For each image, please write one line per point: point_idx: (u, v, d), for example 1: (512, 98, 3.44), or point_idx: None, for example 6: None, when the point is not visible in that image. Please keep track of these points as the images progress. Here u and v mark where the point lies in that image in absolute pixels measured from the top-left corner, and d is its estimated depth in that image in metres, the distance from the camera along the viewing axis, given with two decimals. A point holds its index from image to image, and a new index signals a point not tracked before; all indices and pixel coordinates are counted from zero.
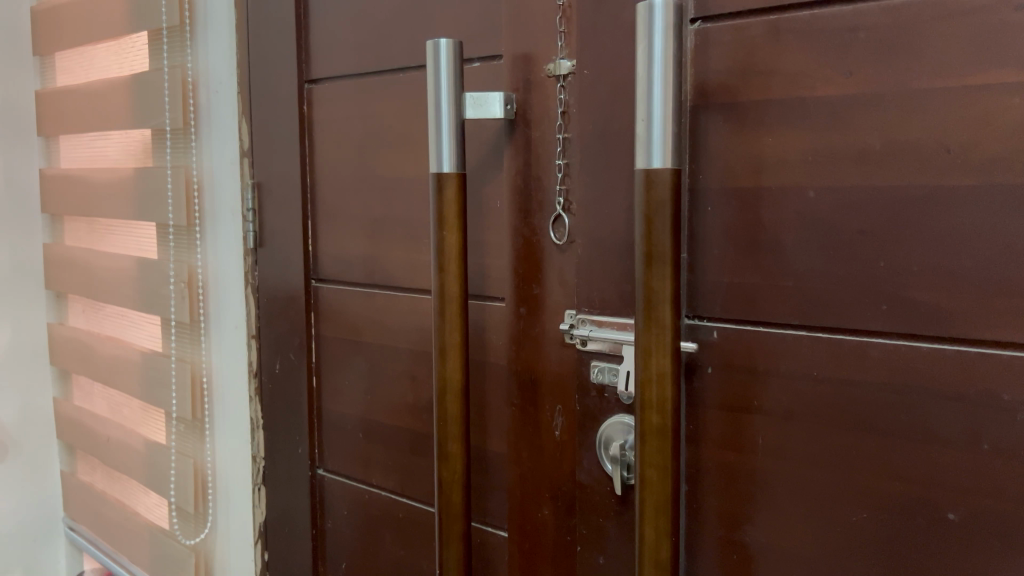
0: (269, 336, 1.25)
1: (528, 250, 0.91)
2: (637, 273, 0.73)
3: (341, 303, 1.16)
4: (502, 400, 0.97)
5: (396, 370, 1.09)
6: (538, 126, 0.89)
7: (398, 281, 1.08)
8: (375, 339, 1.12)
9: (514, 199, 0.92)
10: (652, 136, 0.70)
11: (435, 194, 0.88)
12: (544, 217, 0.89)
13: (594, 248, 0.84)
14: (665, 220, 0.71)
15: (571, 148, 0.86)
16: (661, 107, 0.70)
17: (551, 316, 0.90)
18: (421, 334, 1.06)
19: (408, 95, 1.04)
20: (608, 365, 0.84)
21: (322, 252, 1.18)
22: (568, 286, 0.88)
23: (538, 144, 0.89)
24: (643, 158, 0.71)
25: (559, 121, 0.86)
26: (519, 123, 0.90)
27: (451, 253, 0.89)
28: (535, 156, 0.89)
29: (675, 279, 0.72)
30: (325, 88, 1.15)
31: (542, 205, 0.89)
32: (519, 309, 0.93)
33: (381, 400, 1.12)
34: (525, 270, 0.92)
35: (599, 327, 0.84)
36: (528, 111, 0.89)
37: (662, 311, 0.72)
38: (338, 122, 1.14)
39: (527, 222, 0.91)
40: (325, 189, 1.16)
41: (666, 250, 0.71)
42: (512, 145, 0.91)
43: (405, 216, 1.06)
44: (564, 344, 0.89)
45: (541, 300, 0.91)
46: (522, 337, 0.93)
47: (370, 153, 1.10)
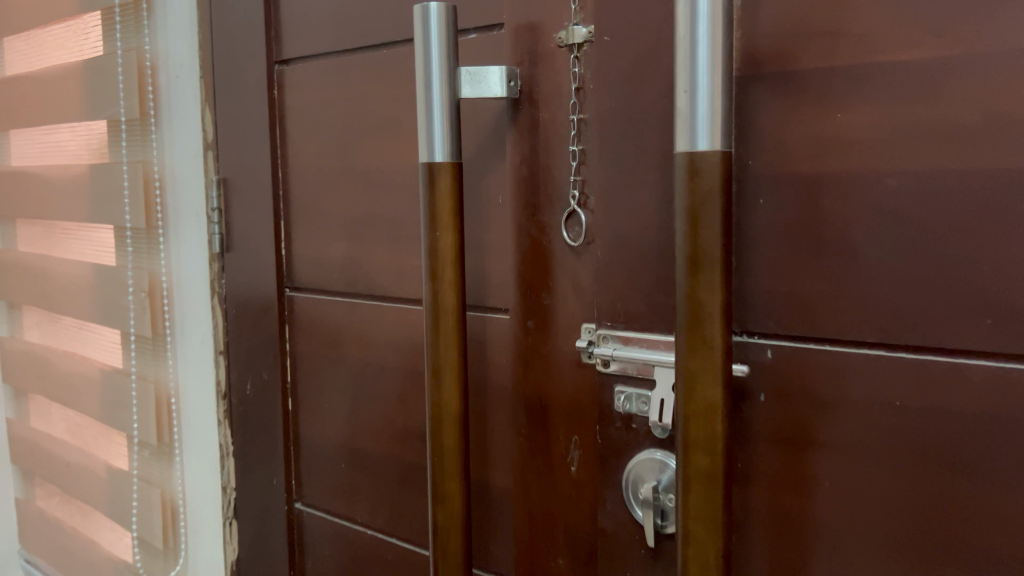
0: (239, 352, 1.11)
1: (536, 254, 0.77)
2: (679, 283, 0.59)
3: (320, 316, 1.01)
4: (506, 427, 0.82)
5: (383, 391, 0.95)
6: (547, 106, 0.75)
7: (385, 290, 0.94)
8: (359, 355, 0.97)
9: (518, 194, 0.78)
10: (697, 112, 0.57)
11: (426, 190, 0.74)
12: (555, 215, 0.75)
13: (617, 249, 0.71)
14: (714, 217, 0.57)
15: (587, 131, 0.72)
16: (708, 75, 0.56)
17: (564, 331, 0.76)
18: (412, 351, 0.92)
19: (394, 75, 0.90)
20: (637, 392, 0.70)
21: (297, 256, 1.03)
22: (585, 296, 0.74)
23: (547, 129, 0.75)
24: (686, 140, 0.58)
25: (573, 99, 0.72)
26: (524, 104, 0.76)
27: (447, 256, 0.74)
28: (543, 142, 0.75)
29: (728, 290, 0.58)
30: (298, 69, 1.00)
31: (552, 200, 0.75)
32: (526, 323, 0.79)
33: (366, 426, 0.97)
34: (532, 277, 0.77)
35: (625, 345, 0.70)
36: (535, 89, 0.75)
37: (710, 329, 0.58)
38: (313, 108, 0.99)
39: (535, 219, 0.77)
40: (299, 185, 1.02)
41: (716, 254, 0.57)
42: (514, 131, 0.77)
43: (392, 214, 0.92)
44: (580, 365, 0.75)
45: (553, 311, 0.77)
46: (529, 355, 0.79)
47: (351, 143, 0.95)
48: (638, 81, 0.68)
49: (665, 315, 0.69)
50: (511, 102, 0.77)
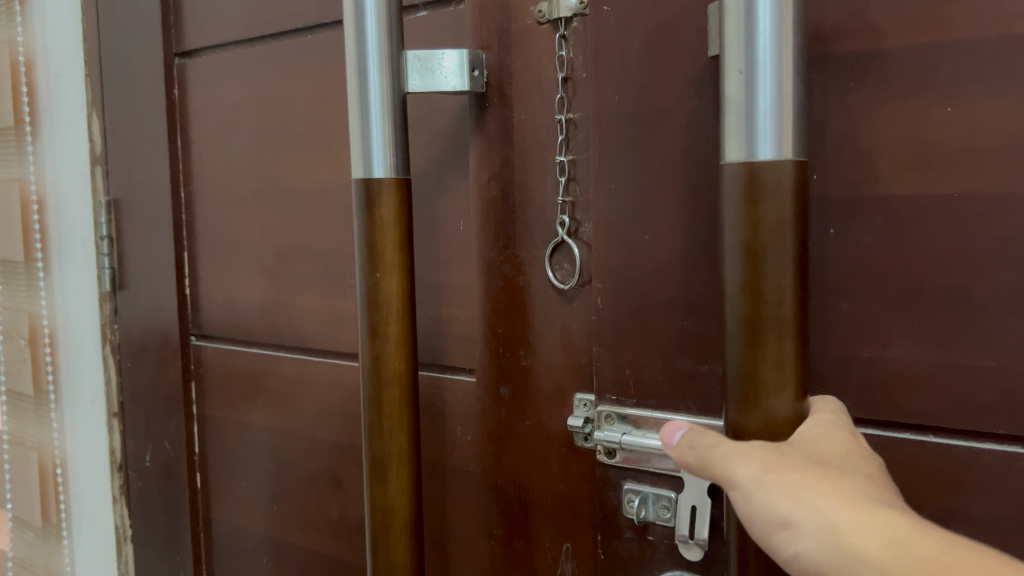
0: (138, 415, 0.89)
1: (511, 301, 0.58)
2: (729, 352, 0.41)
3: (233, 372, 0.81)
4: (470, 526, 0.62)
5: (313, 468, 0.75)
6: (524, 105, 0.56)
7: (314, 342, 0.74)
8: (282, 423, 0.77)
9: (485, 222, 0.58)
10: (758, 101, 0.39)
11: (362, 217, 0.54)
12: (535, 249, 0.56)
13: (625, 299, 0.52)
14: (782, 257, 0.39)
15: (580, 136, 0.54)
16: (772, 50, 0.38)
17: (551, 403, 0.57)
18: (349, 419, 0.72)
19: (324, 68, 0.70)
20: (655, 493, 0.52)
21: (204, 298, 0.82)
22: (579, 357, 0.55)
23: (524, 134, 0.56)
24: (739, 146, 0.39)
25: (559, 94, 0.54)
26: (491, 101, 0.57)
27: (393, 305, 0.55)
28: (520, 152, 0.56)
29: (803, 362, 0.40)
30: (204, 63, 0.80)
31: (533, 229, 0.56)
32: (498, 392, 0.59)
33: (293, 511, 0.77)
34: (507, 330, 0.58)
35: (639, 430, 0.52)
36: (508, 81, 0.56)
37: (775, 419, 0.40)
38: (222, 112, 0.79)
39: (509, 254, 0.58)
40: (206, 208, 0.81)
41: (785, 310, 0.39)
42: (477, 141, 0.58)
43: (321, 246, 0.72)
44: (572, 451, 0.56)
45: (534, 376, 0.57)
46: (502, 433, 0.59)
47: (269, 155, 0.75)
48: (655, 69, 0.50)
49: (694, 388, 0.51)
50: (473, 100, 0.58)
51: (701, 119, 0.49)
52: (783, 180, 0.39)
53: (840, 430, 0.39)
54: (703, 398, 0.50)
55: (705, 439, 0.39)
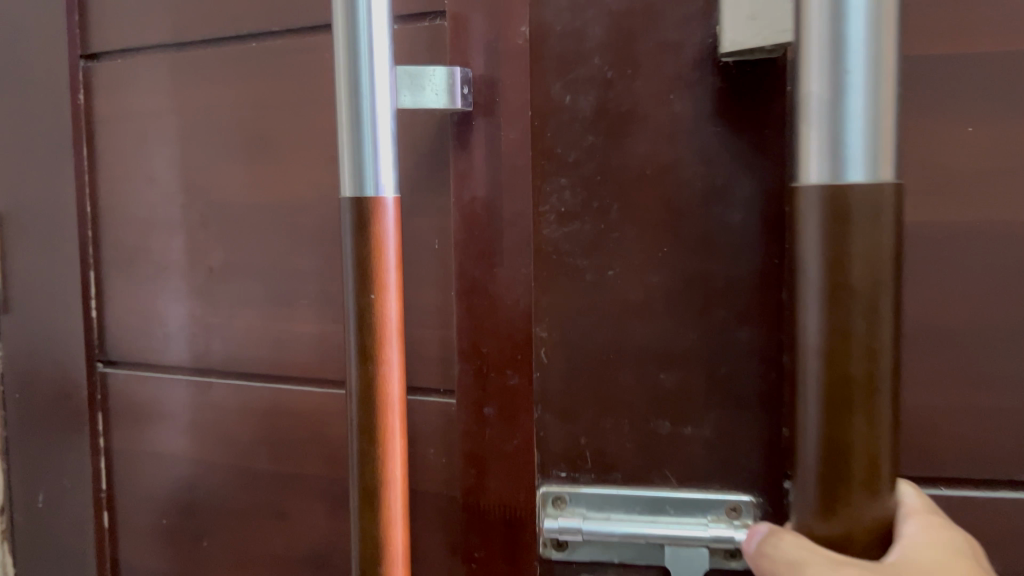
0: (22, 453, 0.80)
1: (495, 319, 0.57)
2: (811, 407, 0.41)
3: (150, 399, 0.75)
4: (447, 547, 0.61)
5: (247, 502, 0.71)
6: (513, 123, 0.56)
7: (252, 366, 0.70)
8: (211, 454, 0.72)
9: (468, 240, 0.58)
10: (851, 118, 0.38)
11: (354, 234, 0.52)
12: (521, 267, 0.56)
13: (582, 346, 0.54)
14: (879, 317, 0.39)
15: None
16: (867, 64, 0.37)
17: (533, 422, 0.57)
18: (295, 447, 0.68)
19: (266, 77, 0.66)
20: None
21: (114, 321, 0.76)
22: None
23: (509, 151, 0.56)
24: (826, 170, 0.39)
25: None
26: (476, 116, 0.57)
27: (389, 329, 0.53)
28: (505, 170, 0.56)
29: (896, 420, 0.40)
30: (116, 66, 0.74)
31: (521, 247, 0.56)
32: (477, 413, 0.59)
33: (222, 549, 0.72)
34: (492, 348, 0.58)
35: (598, 516, 0.54)
36: (495, 97, 0.56)
37: (869, 504, 0.41)
38: (137, 119, 0.73)
39: (494, 272, 0.57)
40: (118, 223, 0.75)
41: (881, 368, 0.40)
42: (462, 158, 0.57)
43: (262, 264, 0.68)
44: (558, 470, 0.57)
45: (520, 395, 0.57)
46: (486, 452, 0.59)
47: (195, 166, 0.70)
48: (640, 105, 0.51)
49: (658, 451, 0.53)
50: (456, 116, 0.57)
51: (694, 159, 0.50)
52: (882, 218, 0.39)
53: (940, 543, 0.40)
54: (684, 463, 0.53)
55: (790, 549, 0.41)
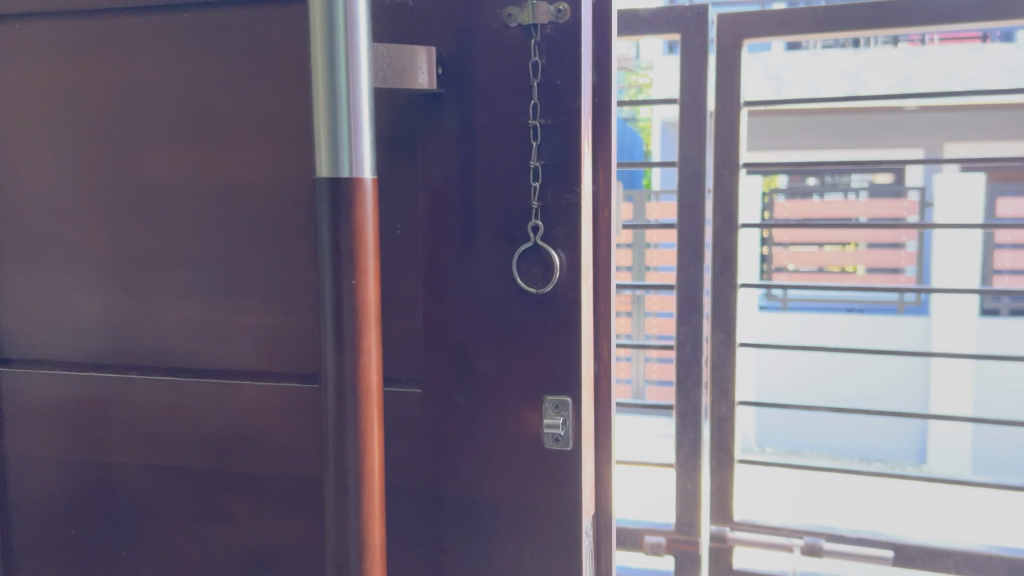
0: None
1: (468, 306, 0.57)
2: None
3: (54, 399, 0.68)
4: (408, 539, 0.60)
5: (178, 504, 0.66)
6: (487, 105, 0.55)
7: (182, 360, 0.65)
8: (133, 457, 0.67)
9: (438, 223, 0.57)
10: None
11: (330, 215, 0.50)
12: (497, 251, 0.56)
13: (561, 328, 0.55)
14: None
15: (552, 143, 0.54)
16: None
17: (512, 408, 0.57)
18: (233, 446, 0.64)
19: (200, 49, 0.62)
20: None
21: (13, 313, 0.69)
22: (547, 361, 0.56)
23: (483, 134, 0.55)
24: None
25: (534, 98, 0.54)
26: (447, 97, 0.55)
27: (369, 312, 0.51)
28: (480, 153, 0.55)
29: None
30: (14, 29, 0.66)
31: (496, 234, 0.56)
32: (450, 401, 0.58)
33: (148, 555, 0.68)
34: (462, 337, 0.57)
35: None
36: (468, 79, 0.55)
37: None
38: (40, 91, 0.66)
39: (465, 260, 0.56)
40: (16, 205, 0.68)
41: None
42: (430, 138, 0.56)
43: (196, 250, 0.64)
44: (536, 458, 0.56)
45: (494, 382, 0.57)
46: (454, 440, 0.58)
47: (113, 145, 0.65)
48: None
49: None
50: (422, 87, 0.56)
51: None
52: None
53: None
54: None
55: None
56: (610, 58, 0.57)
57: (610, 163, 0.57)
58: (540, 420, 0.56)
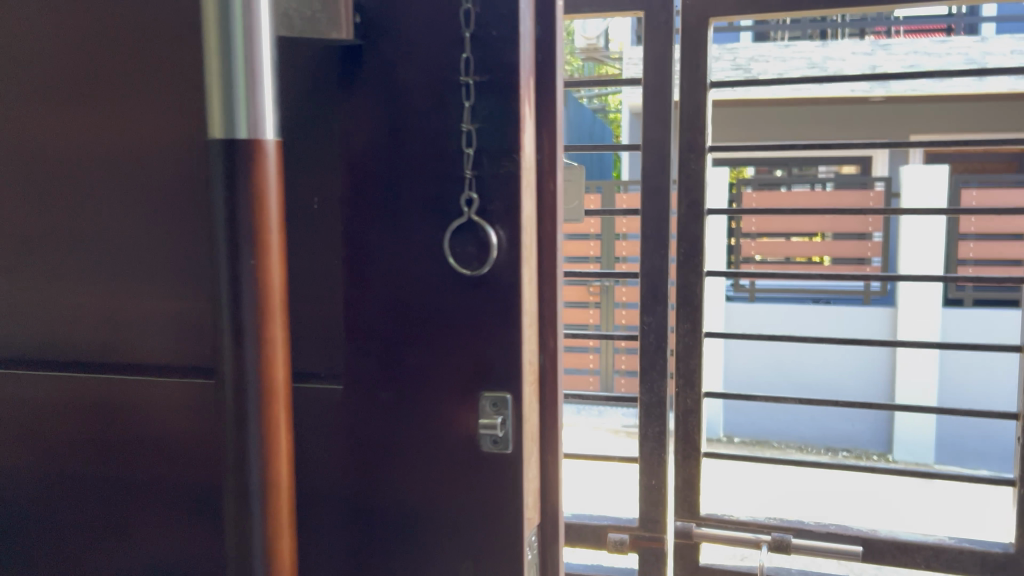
0: None
1: (396, 288, 0.50)
2: None
3: None
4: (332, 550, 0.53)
5: (81, 512, 0.61)
6: (414, 57, 0.48)
7: (89, 355, 0.60)
8: (34, 459, 0.62)
9: (364, 189, 0.50)
10: None
11: (225, 183, 0.43)
12: (432, 219, 0.49)
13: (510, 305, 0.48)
14: None
15: (490, 102, 0.47)
16: None
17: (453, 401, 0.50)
18: (143, 448, 0.59)
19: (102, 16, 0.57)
20: None
21: None
22: (486, 351, 0.49)
23: (418, 90, 0.48)
24: None
25: (467, 50, 0.47)
26: (378, 48, 0.48)
27: (275, 294, 0.45)
28: (411, 112, 0.48)
29: None
30: None
31: (429, 207, 0.49)
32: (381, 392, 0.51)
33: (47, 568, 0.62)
34: (389, 324, 0.50)
35: None
36: (393, 27, 0.48)
37: None
38: None
39: (394, 236, 0.49)
40: None
41: None
42: (351, 97, 0.49)
43: (101, 235, 0.58)
44: (471, 463, 0.50)
45: (426, 375, 0.50)
46: (384, 439, 0.51)
47: (14, 131, 0.60)
48: None
49: None
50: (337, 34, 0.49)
51: None
52: None
53: None
54: None
55: None
56: (555, 7, 0.50)
57: (556, 126, 0.51)
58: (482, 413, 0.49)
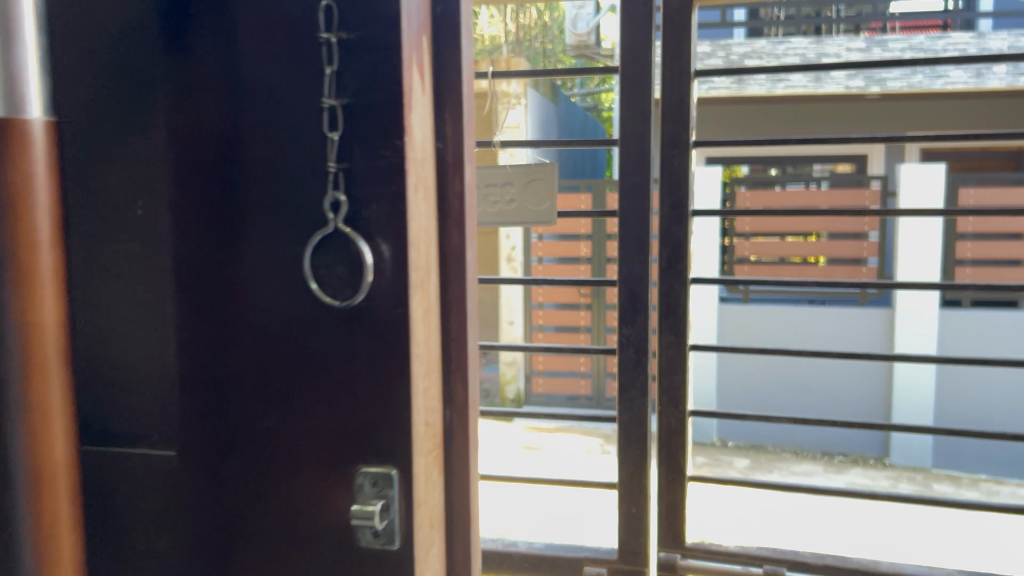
0: None
1: (248, 296, 0.53)
2: None
3: None
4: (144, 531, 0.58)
5: None
6: (253, 71, 0.52)
7: None
8: None
9: (196, 228, 0.54)
10: None
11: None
12: (266, 274, 0.53)
13: (359, 373, 0.52)
14: None
15: (357, 124, 0.50)
16: None
17: (303, 450, 0.53)
18: None
19: None
20: None
21: None
22: (357, 365, 0.52)
23: (245, 138, 0.52)
24: None
25: (329, 77, 0.50)
26: (204, 74, 0.53)
27: (37, 279, 0.49)
28: (242, 155, 0.52)
29: None
30: None
31: (300, 223, 0.52)
32: (216, 432, 0.55)
33: None
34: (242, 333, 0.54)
35: None
36: (246, 34, 0.52)
37: None
38: None
39: (281, 251, 0.52)
40: None
41: None
42: (190, 97, 0.53)
43: None
44: (333, 477, 0.53)
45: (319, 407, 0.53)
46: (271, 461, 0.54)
47: None
48: None
49: None
50: (162, 31, 0.53)
51: None
52: None
53: None
54: None
55: None
56: (440, 19, 0.54)
57: (460, 127, 0.55)
58: (354, 486, 0.52)
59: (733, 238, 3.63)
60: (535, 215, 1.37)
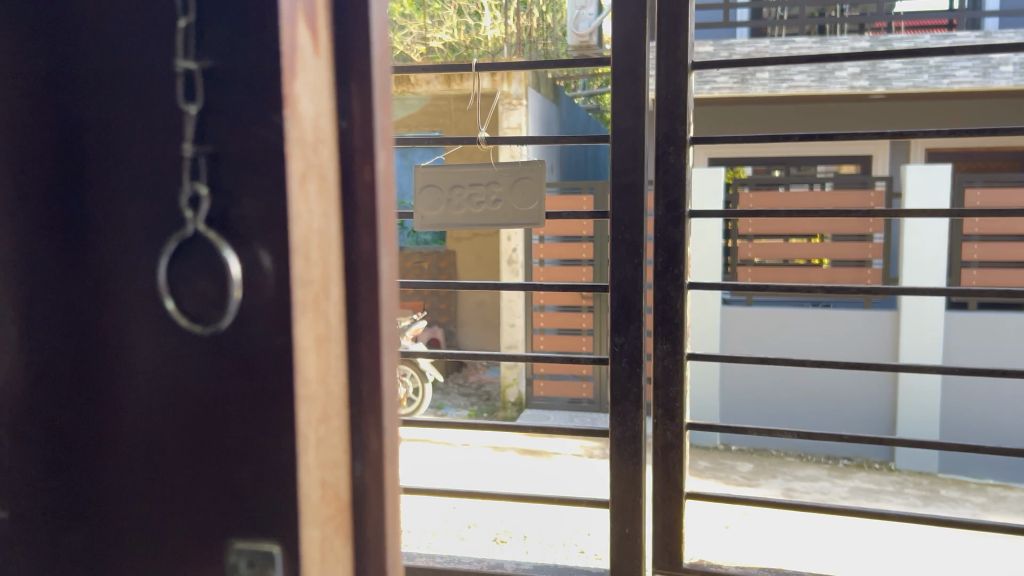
0: None
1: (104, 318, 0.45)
2: None
3: None
4: None
5: None
6: (103, 48, 0.43)
7: None
8: None
9: (35, 247, 0.45)
10: None
11: None
12: (123, 302, 0.45)
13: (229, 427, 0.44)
14: None
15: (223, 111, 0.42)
16: None
17: (167, 515, 0.45)
18: None
19: None
20: None
21: None
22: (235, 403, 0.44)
23: (97, 140, 0.44)
24: None
25: (190, 55, 0.42)
26: (37, 60, 0.44)
27: None
28: (93, 152, 0.44)
29: None
30: None
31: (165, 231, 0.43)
32: (70, 492, 0.47)
33: None
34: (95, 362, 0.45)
35: None
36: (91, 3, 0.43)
37: None
38: None
39: (142, 265, 0.44)
40: None
41: None
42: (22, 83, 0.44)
43: None
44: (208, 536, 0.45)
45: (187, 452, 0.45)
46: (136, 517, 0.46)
47: None
48: None
49: None
50: None
51: None
52: None
53: None
54: None
55: None
56: None
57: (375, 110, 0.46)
58: (227, 562, 0.45)
59: (736, 239, 3.56)
60: (523, 215, 1.29)
